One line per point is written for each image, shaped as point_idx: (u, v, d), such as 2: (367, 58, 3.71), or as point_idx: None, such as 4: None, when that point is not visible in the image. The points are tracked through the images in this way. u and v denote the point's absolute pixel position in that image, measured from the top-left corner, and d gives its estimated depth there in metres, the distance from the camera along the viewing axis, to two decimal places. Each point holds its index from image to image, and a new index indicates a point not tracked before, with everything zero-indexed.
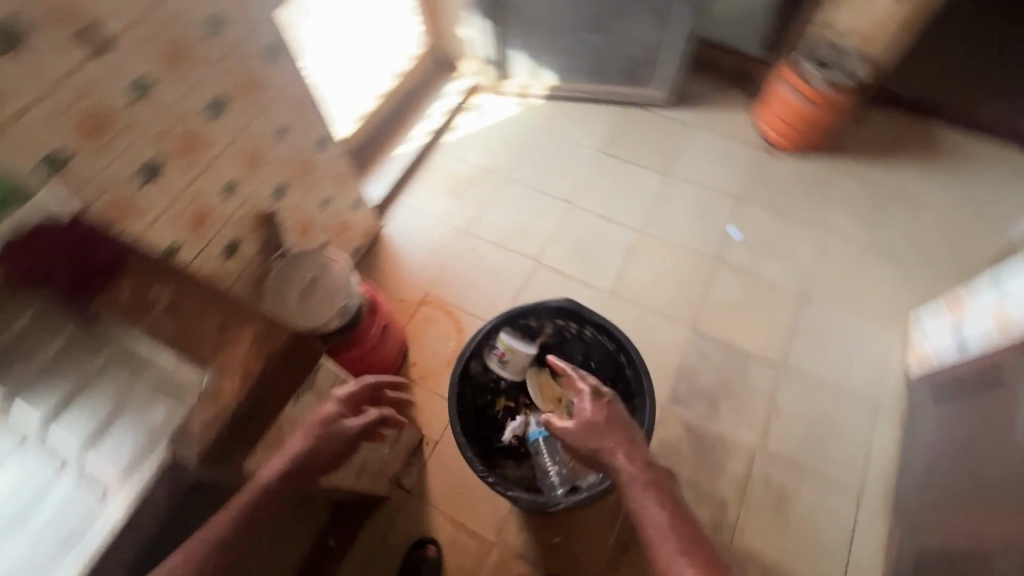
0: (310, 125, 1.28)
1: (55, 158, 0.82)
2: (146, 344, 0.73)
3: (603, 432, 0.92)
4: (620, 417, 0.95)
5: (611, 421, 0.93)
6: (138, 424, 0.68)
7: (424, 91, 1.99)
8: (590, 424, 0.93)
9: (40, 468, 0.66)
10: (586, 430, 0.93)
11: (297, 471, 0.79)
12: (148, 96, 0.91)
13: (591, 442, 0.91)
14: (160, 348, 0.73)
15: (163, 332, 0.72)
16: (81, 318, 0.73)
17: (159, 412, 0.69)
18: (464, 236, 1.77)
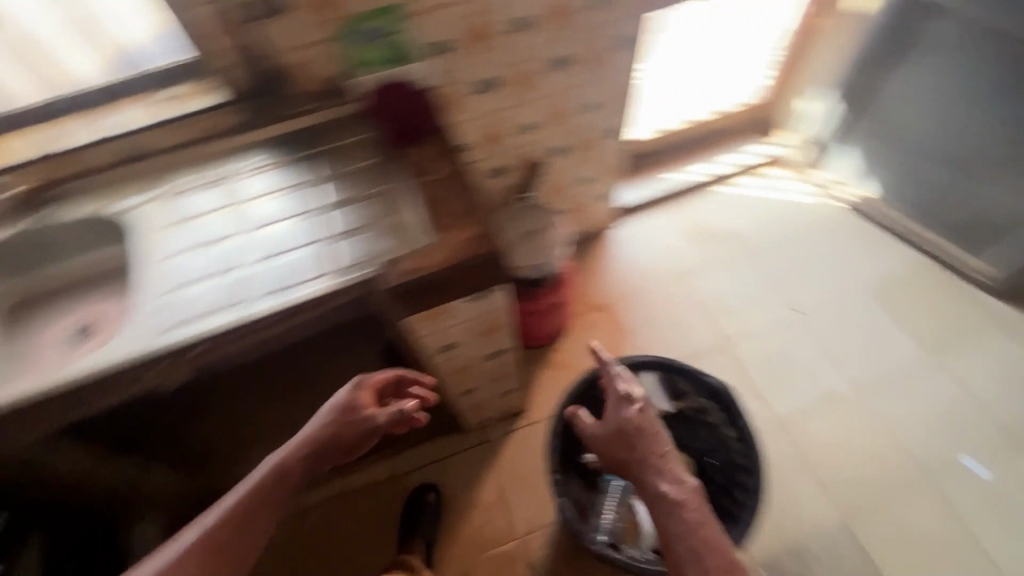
0: (613, 115, 1.41)
1: (440, 47, 1.06)
2: (408, 197, 0.92)
3: (633, 442, 0.83)
4: (654, 426, 0.85)
5: (642, 429, 0.84)
6: (377, 242, 0.88)
7: (728, 137, 1.97)
8: (620, 430, 0.84)
9: (314, 228, 0.91)
10: (615, 436, 0.84)
11: (323, 446, 0.85)
12: (521, 33, 1.10)
13: (620, 450, 0.84)
14: (413, 205, 0.91)
15: None
16: (388, 157, 0.99)
17: (391, 242, 0.88)
18: (676, 278, 1.74)
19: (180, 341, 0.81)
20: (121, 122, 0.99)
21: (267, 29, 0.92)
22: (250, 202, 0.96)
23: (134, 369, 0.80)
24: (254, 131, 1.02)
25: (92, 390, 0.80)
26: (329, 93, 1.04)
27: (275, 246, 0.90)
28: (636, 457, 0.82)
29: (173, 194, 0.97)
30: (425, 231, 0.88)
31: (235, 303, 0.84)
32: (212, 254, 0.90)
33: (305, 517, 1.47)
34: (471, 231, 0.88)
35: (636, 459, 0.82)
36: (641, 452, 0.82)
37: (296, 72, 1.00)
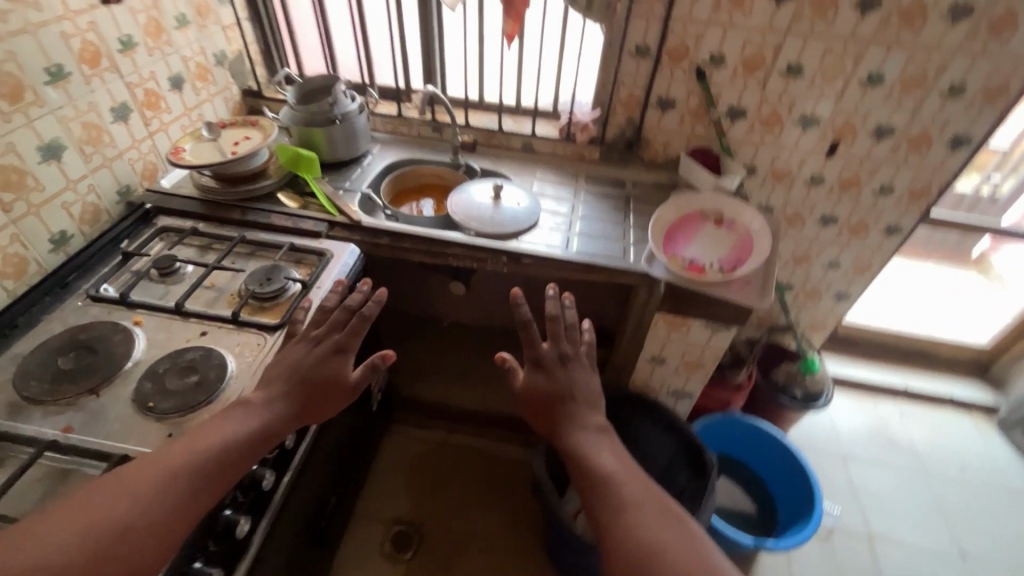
0: (845, 281, 1.64)
1: (750, 168, 1.43)
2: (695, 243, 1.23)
3: (572, 399, 0.88)
4: (576, 380, 0.91)
5: (547, 381, 0.90)
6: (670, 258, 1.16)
7: (935, 370, 2.06)
8: (580, 379, 0.91)
9: (620, 234, 1.27)
10: (559, 389, 0.89)
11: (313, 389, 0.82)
12: (812, 186, 1.43)
13: (544, 408, 0.88)
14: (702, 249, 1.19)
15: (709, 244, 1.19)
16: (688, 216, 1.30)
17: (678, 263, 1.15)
18: (836, 455, 1.81)
19: (519, 249, 1.20)
20: (534, 128, 1.49)
21: (653, 112, 1.37)
22: (581, 201, 1.38)
23: (488, 252, 1.21)
24: (597, 167, 1.48)
25: (460, 250, 1.21)
26: (658, 163, 1.47)
27: (590, 229, 1.28)
28: (568, 411, 0.87)
29: (535, 179, 1.45)
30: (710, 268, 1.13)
31: (557, 246, 1.22)
32: (550, 217, 1.32)
33: (447, 450, 1.73)
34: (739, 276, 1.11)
35: (584, 409, 0.88)
36: (540, 404, 0.88)
37: (649, 142, 1.43)
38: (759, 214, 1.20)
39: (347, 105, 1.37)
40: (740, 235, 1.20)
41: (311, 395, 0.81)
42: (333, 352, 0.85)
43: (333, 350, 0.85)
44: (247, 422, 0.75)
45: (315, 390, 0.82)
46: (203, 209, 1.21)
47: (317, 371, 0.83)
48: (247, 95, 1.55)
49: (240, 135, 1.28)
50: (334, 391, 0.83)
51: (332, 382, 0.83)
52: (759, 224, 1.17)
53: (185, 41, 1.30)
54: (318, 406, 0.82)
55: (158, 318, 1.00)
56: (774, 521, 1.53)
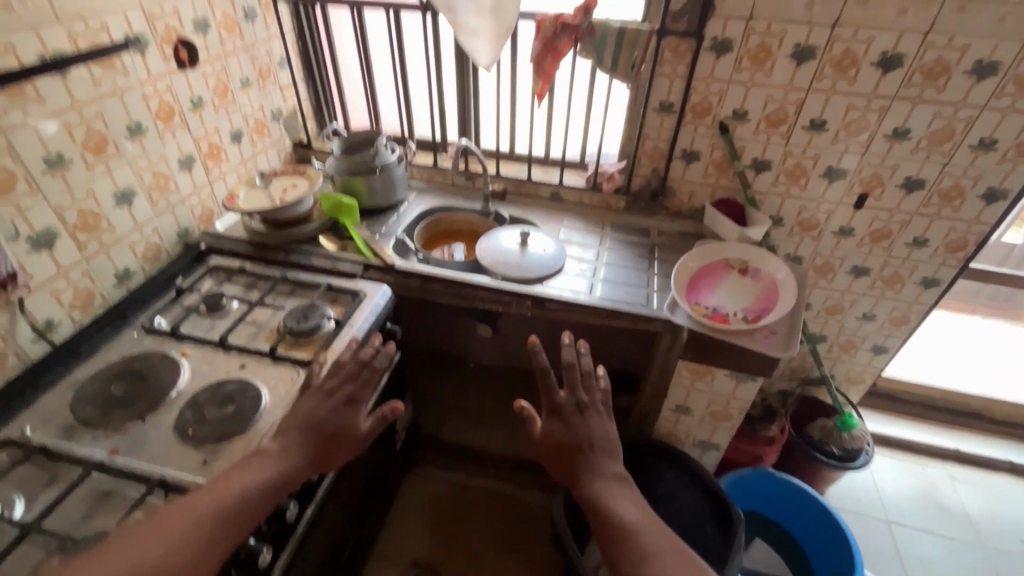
0: (882, 334, 1.59)
1: (776, 219, 1.44)
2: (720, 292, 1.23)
3: (590, 447, 0.89)
4: (595, 429, 0.91)
5: (564, 429, 0.91)
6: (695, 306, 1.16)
7: (989, 432, 1.93)
8: (597, 428, 0.91)
9: (644, 281, 1.29)
10: (578, 437, 0.90)
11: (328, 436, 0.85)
12: (841, 237, 1.43)
13: (563, 457, 0.88)
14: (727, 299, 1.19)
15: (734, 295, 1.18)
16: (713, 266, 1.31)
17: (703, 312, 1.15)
18: (880, 520, 1.69)
19: (543, 294, 1.24)
20: (562, 178, 1.56)
21: (677, 164, 1.42)
22: (607, 248, 1.41)
23: (513, 295, 1.25)
24: (623, 215, 1.52)
25: (486, 293, 1.26)
26: (683, 212, 1.50)
27: (615, 276, 1.31)
28: (587, 461, 0.87)
29: (563, 226, 1.50)
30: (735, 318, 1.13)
31: (581, 292, 1.25)
32: (576, 263, 1.36)
33: (468, 494, 1.72)
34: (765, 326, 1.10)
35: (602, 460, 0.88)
36: (559, 452, 0.89)
37: (674, 192, 1.47)
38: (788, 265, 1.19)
39: (387, 158, 1.46)
40: (765, 286, 1.19)
41: (321, 445, 0.85)
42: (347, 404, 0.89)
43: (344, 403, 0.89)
44: (269, 468, 0.79)
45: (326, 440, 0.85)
46: (251, 250, 1.31)
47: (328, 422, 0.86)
48: (298, 146, 1.68)
49: (288, 183, 1.39)
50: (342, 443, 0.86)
51: (342, 433, 0.86)
52: (786, 275, 1.17)
53: (247, 100, 1.44)
54: (329, 454, 0.85)
55: (202, 350, 1.07)
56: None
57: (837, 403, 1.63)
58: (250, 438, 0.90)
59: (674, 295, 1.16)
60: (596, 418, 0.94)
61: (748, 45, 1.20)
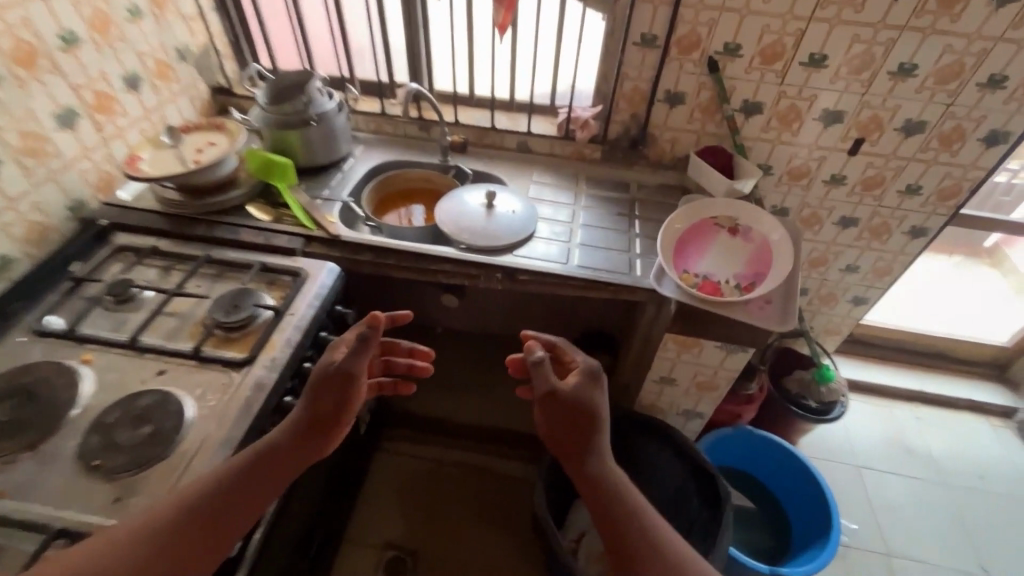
0: (863, 285, 1.54)
1: (764, 168, 1.32)
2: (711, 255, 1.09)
3: (588, 421, 0.82)
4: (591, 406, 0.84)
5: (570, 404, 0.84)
6: (687, 278, 1.03)
7: (951, 371, 1.97)
8: (594, 398, 0.84)
9: (624, 244, 1.16)
10: (578, 410, 0.83)
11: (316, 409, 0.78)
12: (832, 186, 1.32)
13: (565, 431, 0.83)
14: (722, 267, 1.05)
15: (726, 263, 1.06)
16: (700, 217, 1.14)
17: (697, 284, 1.02)
18: (848, 464, 1.73)
19: (515, 265, 1.09)
20: (530, 126, 1.37)
21: (659, 108, 1.25)
22: (582, 208, 1.26)
23: (480, 268, 1.10)
24: (599, 167, 1.37)
25: (450, 266, 1.10)
26: (664, 162, 1.35)
27: (593, 239, 1.17)
28: (587, 438, 0.81)
29: (532, 182, 1.33)
30: (731, 289, 1.01)
31: (557, 260, 1.12)
32: (549, 227, 1.20)
33: (442, 466, 1.64)
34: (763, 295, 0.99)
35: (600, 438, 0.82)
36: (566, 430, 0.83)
37: (654, 140, 1.31)
38: (783, 223, 1.07)
39: (323, 104, 1.24)
40: (757, 247, 1.08)
41: (312, 431, 0.76)
42: (344, 384, 0.80)
43: (337, 374, 0.79)
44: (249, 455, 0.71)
45: (320, 424, 0.77)
46: (165, 223, 1.10)
47: (322, 405, 0.77)
48: (216, 92, 1.42)
49: (204, 141, 1.16)
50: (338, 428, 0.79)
51: (337, 420, 0.79)
52: (782, 236, 1.05)
53: (140, 35, 1.17)
54: (314, 443, 0.76)
55: (110, 355, 0.89)
56: (786, 543, 1.45)
57: (815, 356, 1.60)
58: (176, 466, 0.75)
59: (661, 264, 1.03)
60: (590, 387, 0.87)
61: None
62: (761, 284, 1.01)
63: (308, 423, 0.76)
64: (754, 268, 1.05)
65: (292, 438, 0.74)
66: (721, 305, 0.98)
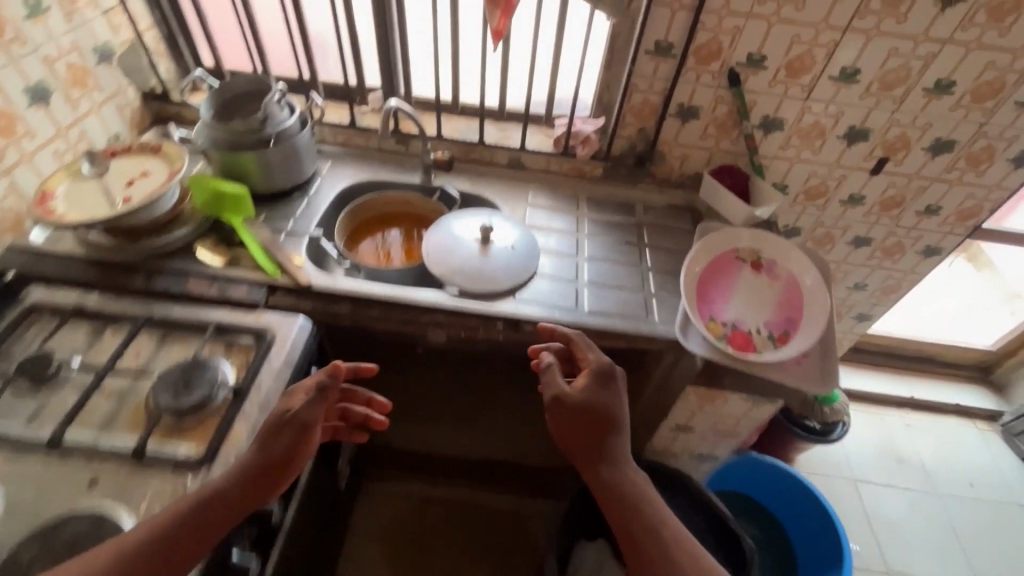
0: (869, 302, 1.47)
1: (779, 187, 1.21)
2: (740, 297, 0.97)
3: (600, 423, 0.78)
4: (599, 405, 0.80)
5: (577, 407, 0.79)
6: (715, 330, 0.91)
7: (939, 375, 1.97)
8: (602, 398, 0.80)
9: (636, 282, 1.04)
10: (590, 413, 0.79)
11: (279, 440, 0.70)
12: (849, 206, 1.23)
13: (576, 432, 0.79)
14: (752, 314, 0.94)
15: (757, 309, 0.95)
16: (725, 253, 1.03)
17: (727, 337, 0.90)
18: (845, 478, 1.71)
19: (518, 314, 0.96)
20: (523, 140, 1.21)
21: (670, 123, 1.12)
22: (587, 238, 1.13)
23: (478, 318, 0.95)
24: (601, 186, 1.23)
25: (444, 317, 0.95)
26: (671, 181, 1.22)
27: (603, 277, 1.04)
28: (604, 444, 0.77)
29: (528, 206, 1.18)
30: (765, 342, 0.90)
31: (565, 305, 0.98)
32: (552, 263, 1.06)
33: (432, 506, 1.52)
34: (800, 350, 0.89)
35: (617, 444, 0.78)
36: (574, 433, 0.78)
37: (663, 157, 1.18)
38: (813, 262, 0.98)
39: (281, 120, 1.05)
40: (787, 289, 0.97)
41: (265, 476, 0.67)
42: (297, 435, 0.70)
43: (288, 422, 0.71)
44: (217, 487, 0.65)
45: (269, 469, 0.67)
46: (91, 273, 0.90)
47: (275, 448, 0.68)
48: (150, 98, 1.19)
49: (137, 167, 0.95)
50: (293, 468, 0.69)
51: (289, 463, 0.68)
52: (815, 279, 0.95)
53: (45, 35, 0.94)
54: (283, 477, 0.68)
55: (25, 458, 0.71)
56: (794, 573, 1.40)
57: None
58: None
59: (687, 313, 0.92)
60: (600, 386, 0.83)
61: None
62: (797, 335, 0.91)
63: (257, 467, 0.67)
64: (787, 315, 0.94)
65: (252, 474, 0.66)
66: (756, 364, 0.87)
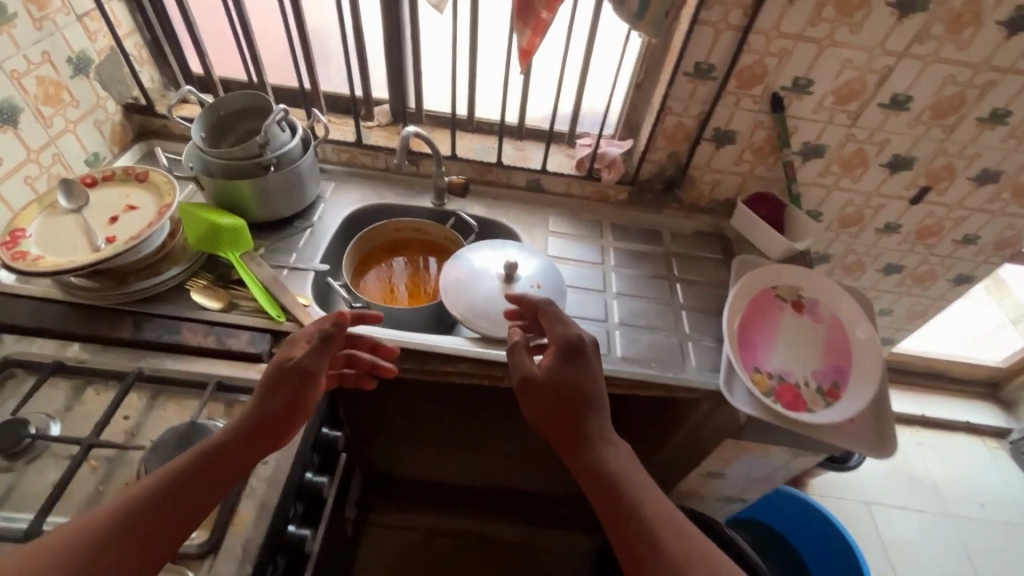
0: (892, 327, 1.43)
1: (814, 214, 1.14)
2: (788, 345, 0.90)
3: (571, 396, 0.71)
4: (571, 377, 0.73)
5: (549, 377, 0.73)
6: (762, 384, 0.85)
7: (949, 392, 1.94)
8: (571, 374, 0.73)
9: (670, 322, 0.97)
10: (561, 390, 0.72)
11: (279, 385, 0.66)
12: (884, 234, 1.17)
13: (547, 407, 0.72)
14: (802, 367, 0.88)
15: (807, 361, 0.89)
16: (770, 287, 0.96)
17: (774, 394, 0.84)
18: (858, 500, 1.68)
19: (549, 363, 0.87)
20: (543, 161, 1.13)
21: (704, 148, 1.04)
22: (614, 271, 1.05)
23: (503, 368, 0.87)
24: (625, 211, 1.15)
25: (466, 368, 0.87)
26: (700, 206, 1.15)
27: (634, 316, 0.97)
28: (576, 418, 0.70)
29: (550, 235, 1.10)
30: (816, 399, 0.84)
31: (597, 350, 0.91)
32: (580, 301, 0.99)
33: (440, 540, 1.45)
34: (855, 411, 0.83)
35: (595, 423, 0.71)
36: (547, 411, 0.72)
37: (693, 183, 1.11)
38: (863, 308, 0.92)
39: (283, 142, 0.95)
40: (837, 337, 0.91)
41: (266, 426, 0.63)
42: (301, 384, 0.66)
43: (297, 368, 0.66)
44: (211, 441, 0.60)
45: (272, 420, 0.63)
46: (69, 321, 0.80)
47: (283, 392, 0.65)
48: (132, 111, 1.08)
49: (121, 199, 0.84)
50: (298, 417, 0.65)
51: (293, 410, 0.65)
52: (870, 332, 0.89)
53: (11, 47, 0.83)
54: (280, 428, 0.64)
55: None
56: None
57: None
58: None
59: (732, 360, 0.85)
60: (571, 359, 0.75)
61: None
62: (850, 393, 0.85)
63: (258, 420, 0.62)
64: (839, 369, 0.88)
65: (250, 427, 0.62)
66: (807, 424, 0.81)
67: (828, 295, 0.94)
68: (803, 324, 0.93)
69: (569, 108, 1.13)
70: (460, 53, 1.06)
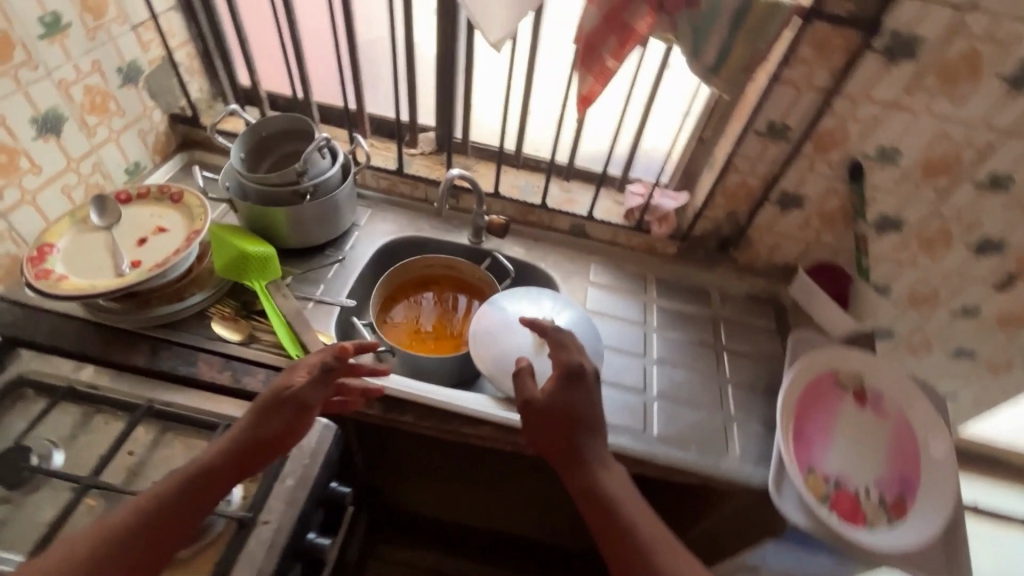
0: (955, 413, 1.30)
1: (881, 289, 1.04)
2: (851, 446, 0.82)
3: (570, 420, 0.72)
4: (570, 402, 0.73)
5: (548, 401, 0.73)
6: (817, 490, 0.76)
7: (1006, 478, 1.78)
8: (572, 398, 0.73)
9: (712, 399, 0.89)
10: (560, 414, 0.72)
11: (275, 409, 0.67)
12: (960, 317, 1.06)
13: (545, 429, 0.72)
14: (864, 475, 0.79)
15: (871, 469, 0.80)
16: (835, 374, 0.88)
17: (831, 504, 0.75)
18: None
19: None
20: (589, 206, 1.06)
21: (767, 209, 0.96)
22: (656, 334, 0.97)
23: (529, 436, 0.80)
24: (672, 266, 1.07)
25: (489, 432, 0.80)
26: (755, 268, 1.06)
27: (674, 388, 0.89)
28: (573, 441, 0.71)
29: (589, 286, 1.03)
30: (878, 515, 0.75)
31: (633, 425, 0.83)
32: (618, 365, 0.91)
33: None
34: (924, 536, 0.73)
35: (593, 450, 0.71)
36: (547, 433, 0.72)
37: (751, 243, 1.02)
38: (939, 416, 0.83)
39: (323, 168, 0.91)
40: (906, 446, 0.82)
41: (255, 450, 0.64)
42: (296, 414, 0.67)
43: (293, 396, 0.68)
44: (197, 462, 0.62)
45: (265, 442, 0.65)
46: (91, 345, 0.78)
47: (277, 416, 0.66)
48: (177, 122, 1.06)
49: (153, 220, 0.82)
50: (289, 442, 0.66)
51: (282, 437, 0.66)
52: (947, 452, 0.80)
53: (62, 57, 0.81)
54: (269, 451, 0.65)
55: None
56: None
57: None
58: None
59: (786, 457, 0.77)
60: (572, 386, 0.74)
61: (947, 54, 0.73)
62: (918, 516, 0.75)
63: (249, 441, 0.64)
64: (907, 485, 0.78)
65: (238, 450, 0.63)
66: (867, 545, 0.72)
67: (900, 396, 0.86)
68: (870, 425, 0.84)
69: (622, 152, 1.06)
70: (514, 88, 1.01)
